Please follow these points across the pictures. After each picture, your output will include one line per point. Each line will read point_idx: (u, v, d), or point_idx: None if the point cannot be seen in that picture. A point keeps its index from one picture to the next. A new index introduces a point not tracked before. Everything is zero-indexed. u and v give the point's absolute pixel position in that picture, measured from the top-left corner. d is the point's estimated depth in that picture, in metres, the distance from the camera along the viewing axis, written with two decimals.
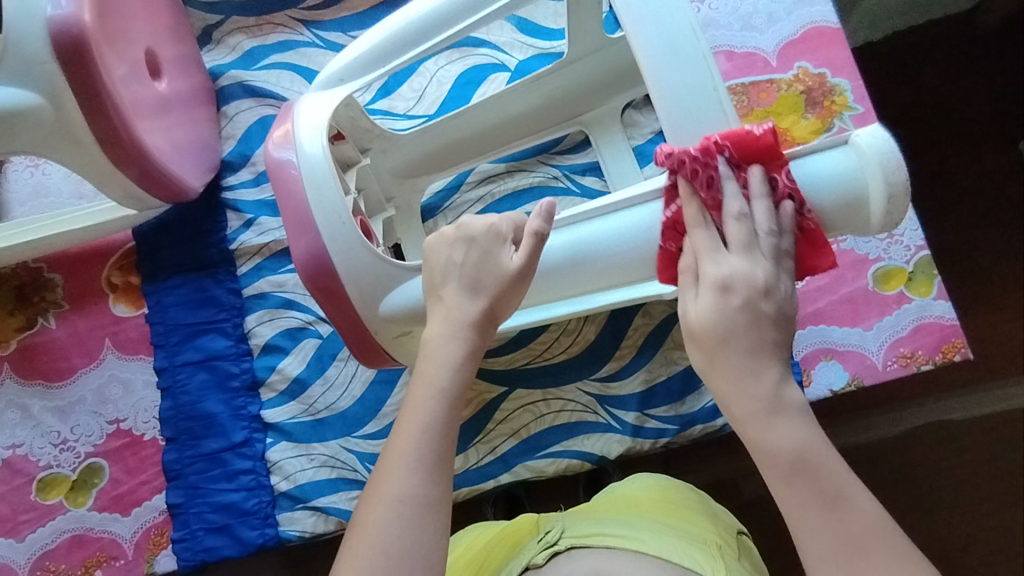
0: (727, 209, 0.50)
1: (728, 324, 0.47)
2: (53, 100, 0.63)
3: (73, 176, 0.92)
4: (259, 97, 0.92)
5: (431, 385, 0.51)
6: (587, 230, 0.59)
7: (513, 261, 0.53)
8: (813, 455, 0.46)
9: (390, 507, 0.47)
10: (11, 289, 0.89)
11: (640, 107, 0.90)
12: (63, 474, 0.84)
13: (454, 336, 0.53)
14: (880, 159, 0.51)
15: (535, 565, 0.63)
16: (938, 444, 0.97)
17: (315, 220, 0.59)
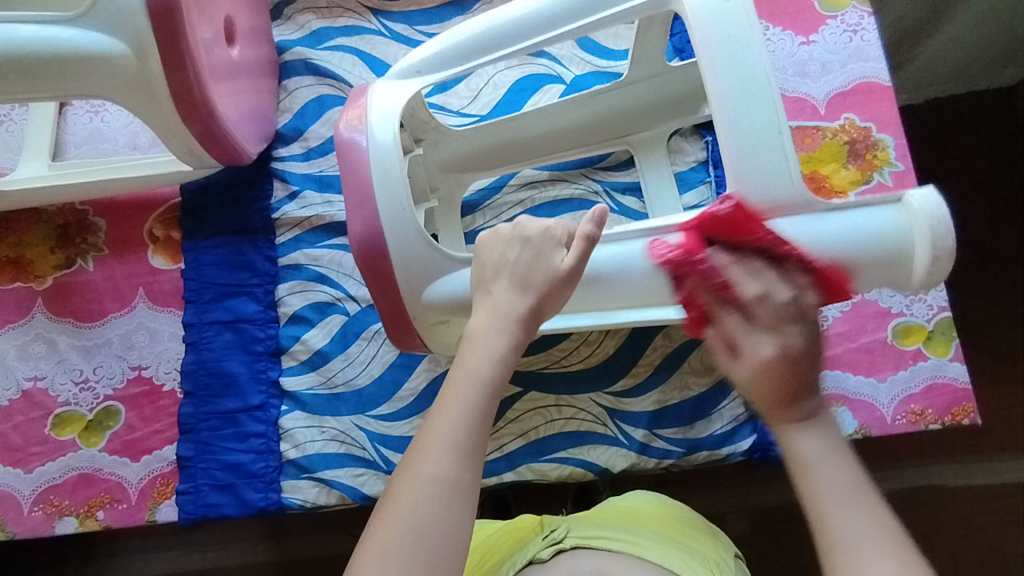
0: (742, 290, 0.53)
1: (774, 375, 0.51)
2: (137, 51, 0.66)
3: (131, 127, 0.95)
4: (320, 76, 0.95)
5: (472, 373, 0.53)
6: (637, 247, 0.62)
7: (567, 262, 0.55)
8: (831, 464, 0.50)
9: (424, 486, 0.49)
10: (55, 227, 0.92)
11: (687, 134, 0.92)
12: (80, 413, 0.86)
13: (499, 330, 0.55)
14: (930, 222, 0.56)
15: (540, 560, 0.66)
16: (931, 508, 0.98)
17: (375, 199, 0.62)
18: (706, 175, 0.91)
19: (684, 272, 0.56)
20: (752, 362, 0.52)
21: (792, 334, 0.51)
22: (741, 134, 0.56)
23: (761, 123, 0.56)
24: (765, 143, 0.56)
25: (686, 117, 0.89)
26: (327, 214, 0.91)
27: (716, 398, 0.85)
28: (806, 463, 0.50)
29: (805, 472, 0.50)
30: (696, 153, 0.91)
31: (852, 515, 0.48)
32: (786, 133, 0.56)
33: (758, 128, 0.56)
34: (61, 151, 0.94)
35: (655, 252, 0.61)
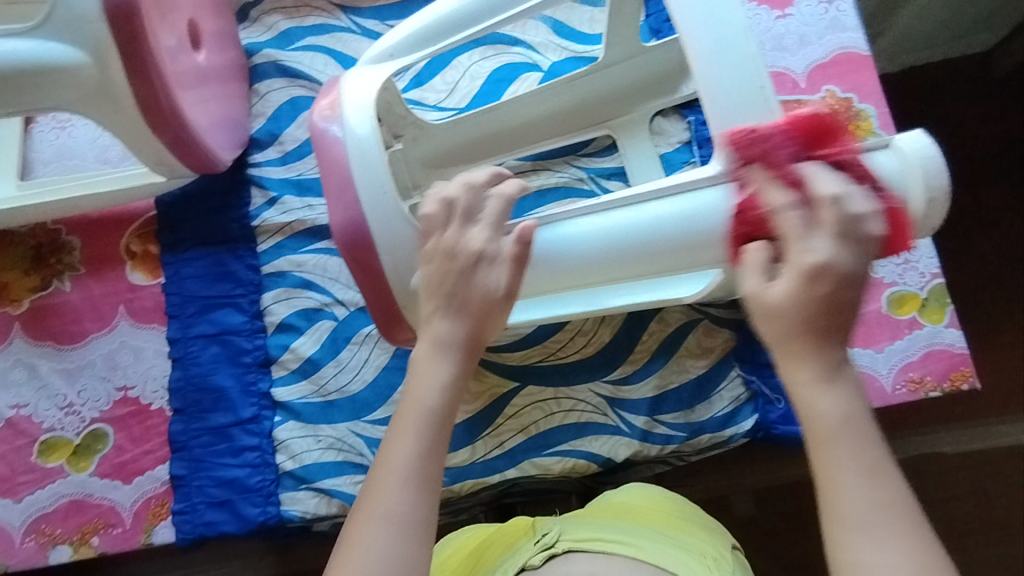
0: (814, 186, 0.46)
1: (803, 311, 0.44)
2: (98, 61, 0.63)
3: (100, 141, 0.92)
4: (292, 78, 0.93)
5: (420, 405, 0.54)
6: (621, 218, 0.59)
7: (500, 281, 0.55)
8: (854, 429, 0.44)
9: (379, 524, 0.50)
10: (28, 249, 0.89)
11: (669, 115, 0.91)
12: (66, 438, 0.83)
13: (442, 357, 0.55)
14: (922, 164, 0.53)
15: (532, 566, 0.65)
16: (930, 476, 0.98)
17: (358, 193, 0.59)
18: (689, 155, 0.89)
19: (756, 160, 0.50)
20: (796, 270, 0.44)
21: (849, 249, 0.44)
22: (725, 96, 0.53)
23: (747, 85, 0.52)
24: (751, 103, 0.52)
25: (667, 96, 0.88)
26: (308, 218, 0.89)
27: (715, 379, 0.84)
28: (834, 427, 0.44)
29: (827, 434, 0.45)
30: (679, 134, 0.90)
31: (863, 485, 0.44)
32: (773, 95, 0.53)
33: (741, 86, 0.52)
34: (29, 170, 0.91)
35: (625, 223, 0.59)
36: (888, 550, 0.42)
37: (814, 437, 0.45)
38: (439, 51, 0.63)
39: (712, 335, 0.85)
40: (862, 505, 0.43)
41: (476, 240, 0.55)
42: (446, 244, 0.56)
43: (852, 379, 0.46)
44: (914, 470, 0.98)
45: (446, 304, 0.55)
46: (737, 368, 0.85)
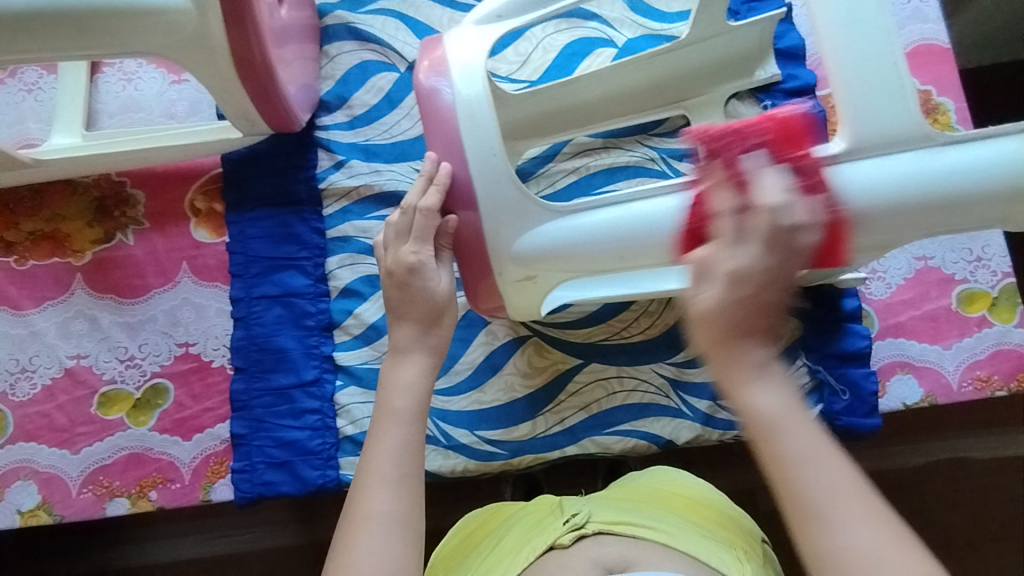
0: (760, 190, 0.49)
1: (731, 314, 0.47)
2: (199, 6, 0.61)
3: (166, 95, 0.91)
4: (363, 41, 0.92)
5: (389, 409, 0.59)
6: (583, 222, 0.59)
7: (444, 284, 0.63)
8: (791, 420, 0.47)
9: (367, 524, 0.54)
10: (92, 200, 0.88)
11: (744, 98, 0.90)
12: (127, 391, 0.83)
13: (405, 358, 0.61)
14: None
15: (561, 546, 0.64)
16: (962, 481, 0.97)
17: (467, 152, 0.59)
18: None
19: (719, 155, 0.53)
20: (726, 278, 0.47)
21: (768, 252, 0.47)
22: (852, 63, 0.52)
23: (875, 56, 0.52)
24: (882, 76, 0.52)
25: (742, 79, 0.88)
26: (376, 183, 0.88)
27: (781, 367, 0.84)
28: (766, 422, 0.47)
29: (765, 430, 0.47)
30: (754, 118, 0.89)
31: (821, 472, 0.46)
32: (902, 69, 0.52)
33: (873, 58, 0.52)
34: (94, 121, 0.90)
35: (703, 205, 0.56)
36: (858, 529, 0.45)
37: (755, 438, 0.48)
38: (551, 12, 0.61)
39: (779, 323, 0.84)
40: (824, 498, 0.46)
41: (407, 255, 0.61)
42: (389, 264, 0.62)
43: (783, 370, 0.49)
44: (944, 473, 0.96)
45: (397, 314, 0.63)
46: (803, 357, 0.84)
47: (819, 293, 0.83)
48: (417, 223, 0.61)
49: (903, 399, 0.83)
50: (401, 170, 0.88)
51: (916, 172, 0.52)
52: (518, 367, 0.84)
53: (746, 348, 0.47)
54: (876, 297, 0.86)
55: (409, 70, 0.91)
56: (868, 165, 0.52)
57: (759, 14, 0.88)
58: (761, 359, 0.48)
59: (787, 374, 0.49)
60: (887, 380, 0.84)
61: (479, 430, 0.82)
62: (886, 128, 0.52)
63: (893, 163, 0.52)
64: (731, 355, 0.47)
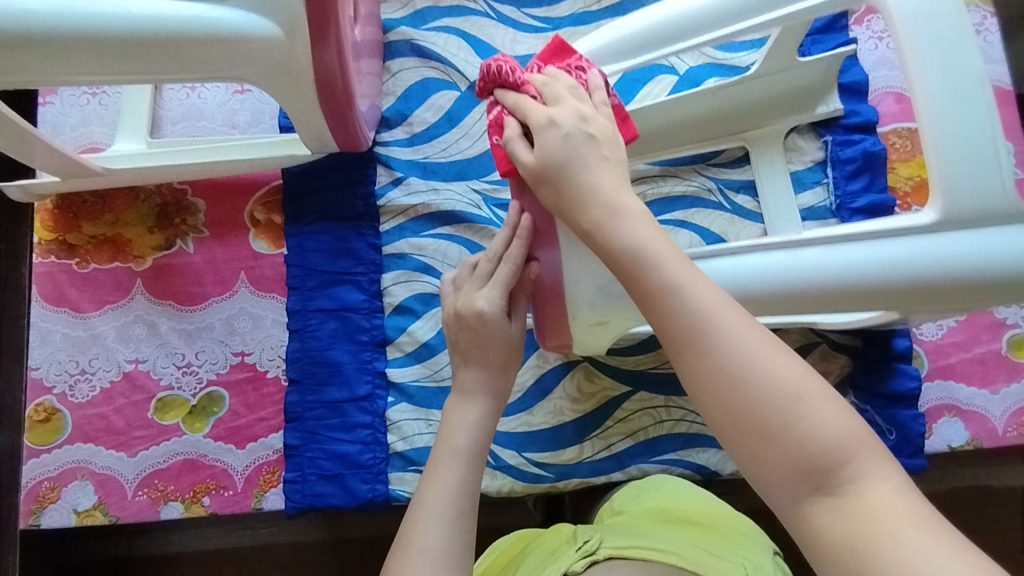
0: (535, 83, 0.55)
1: (562, 141, 0.50)
2: (290, 33, 0.62)
3: (229, 105, 0.92)
4: (425, 58, 0.92)
5: (452, 447, 0.58)
6: (810, 254, 0.56)
7: (515, 330, 0.62)
8: (656, 251, 0.45)
9: (415, 558, 0.52)
10: (153, 206, 0.89)
11: (804, 133, 0.90)
12: (183, 397, 0.85)
13: (471, 401, 0.61)
14: None
15: (573, 573, 0.60)
16: (985, 512, 0.97)
17: None
18: (823, 176, 0.89)
19: (501, 75, 0.55)
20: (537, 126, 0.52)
21: (576, 109, 0.53)
22: (952, 140, 0.52)
23: (976, 133, 0.51)
24: (980, 155, 0.51)
25: (807, 112, 0.88)
26: (433, 202, 0.88)
27: None
28: (631, 252, 0.45)
29: (628, 260, 0.45)
30: (813, 153, 0.90)
31: (698, 296, 0.42)
32: (1004, 147, 0.51)
33: (972, 131, 0.51)
34: (157, 127, 0.91)
35: (813, 263, 0.56)
36: (736, 335, 0.40)
37: (624, 275, 0.46)
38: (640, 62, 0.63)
39: (829, 360, 0.85)
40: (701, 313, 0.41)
41: (480, 300, 0.60)
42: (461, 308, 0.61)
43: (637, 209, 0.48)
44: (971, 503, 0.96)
45: (463, 356, 0.62)
46: (850, 396, 0.85)
47: (873, 334, 0.83)
48: (500, 273, 0.60)
49: (949, 441, 0.84)
50: (459, 190, 0.89)
51: (1003, 247, 0.52)
52: (568, 392, 0.85)
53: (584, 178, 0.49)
54: (927, 339, 0.86)
55: (470, 90, 0.92)
56: (960, 239, 0.53)
57: (822, 48, 0.89)
58: (603, 190, 0.49)
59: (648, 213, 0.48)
60: (933, 421, 0.84)
61: (527, 452, 0.83)
62: (980, 202, 0.52)
63: (984, 238, 0.52)
64: (583, 200, 0.49)
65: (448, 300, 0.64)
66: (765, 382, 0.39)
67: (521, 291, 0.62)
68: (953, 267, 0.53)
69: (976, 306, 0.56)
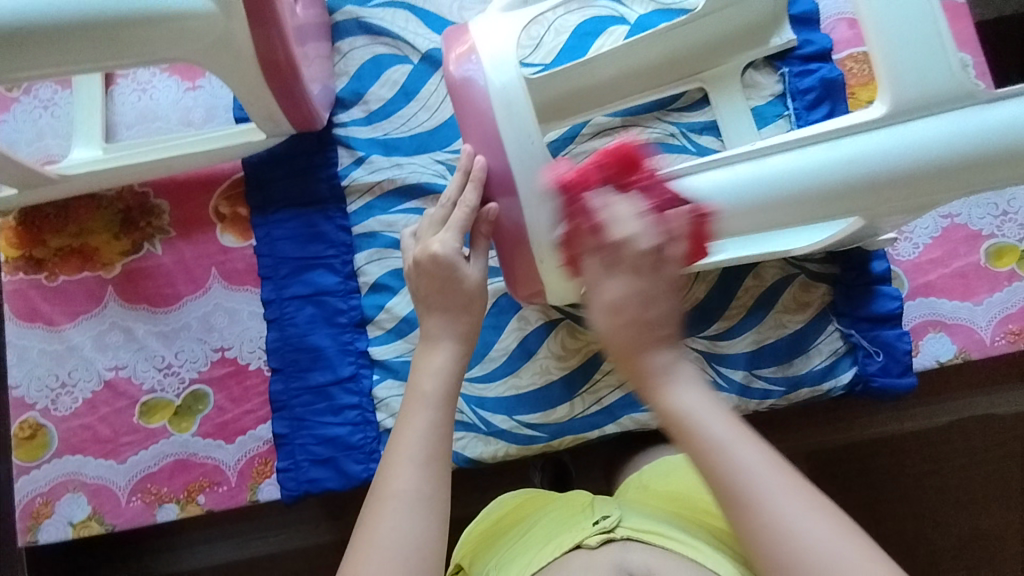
0: (624, 227, 0.53)
1: (641, 290, 0.53)
2: (224, 10, 0.61)
3: (182, 103, 0.91)
4: (374, 35, 0.92)
5: (421, 393, 0.58)
6: (742, 171, 0.57)
7: (473, 274, 0.63)
8: (702, 408, 0.52)
9: (388, 501, 0.53)
10: (116, 212, 0.88)
11: (760, 68, 0.90)
12: (167, 399, 0.84)
13: (436, 345, 0.61)
14: None
15: (587, 546, 0.63)
16: (994, 438, 0.93)
17: (503, 139, 0.59)
18: (784, 108, 0.89)
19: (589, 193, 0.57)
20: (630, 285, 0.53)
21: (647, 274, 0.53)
22: (893, 28, 0.54)
23: (914, 18, 0.53)
24: (920, 38, 0.54)
25: (758, 47, 0.88)
26: (397, 176, 0.88)
27: (812, 333, 0.84)
28: (684, 422, 0.52)
29: (682, 428, 0.52)
30: (772, 87, 0.89)
31: (775, 495, 0.48)
32: (943, 29, 0.54)
33: (910, 16, 0.53)
34: (112, 133, 0.91)
35: (748, 178, 0.57)
36: (789, 499, 0.48)
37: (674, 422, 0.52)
38: None
39: (808, 290, 0.85)
40: (754, 474, 0.49)
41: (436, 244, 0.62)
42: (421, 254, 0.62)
43: (692, 369, 0.55)
44: (959, 433, 0.93)
45: (426, 305, 0.63)
46: (834, 322, 0.84)
47: (848, 257, 0.82)
48: (453, 215, 0.63)
49: (937, 356, 0.84)
50: (422, 162, 0.88)
51: (958, 132, 0.53)
52: (553, 350, 0.85)
53: (651, 355, 0.53)
54: (904, 258, 0.86)
55: (422, 61, 0.91)
56: (914, 127, 0.54)
57: None
58: (661, 364, 0.53)
59: (700, 377, 0.54)
60: (919, 339, 0.84)
61: (518, 415, 0.83)
62: (927, 86, 0.53)
63: (941, 121, 0.54)
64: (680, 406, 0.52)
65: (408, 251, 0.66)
66: (814, 541, 0.46)
67: (479, 233, 0.63)
68: (914, 153, 0.54)
69: (932, 201, 0.56)
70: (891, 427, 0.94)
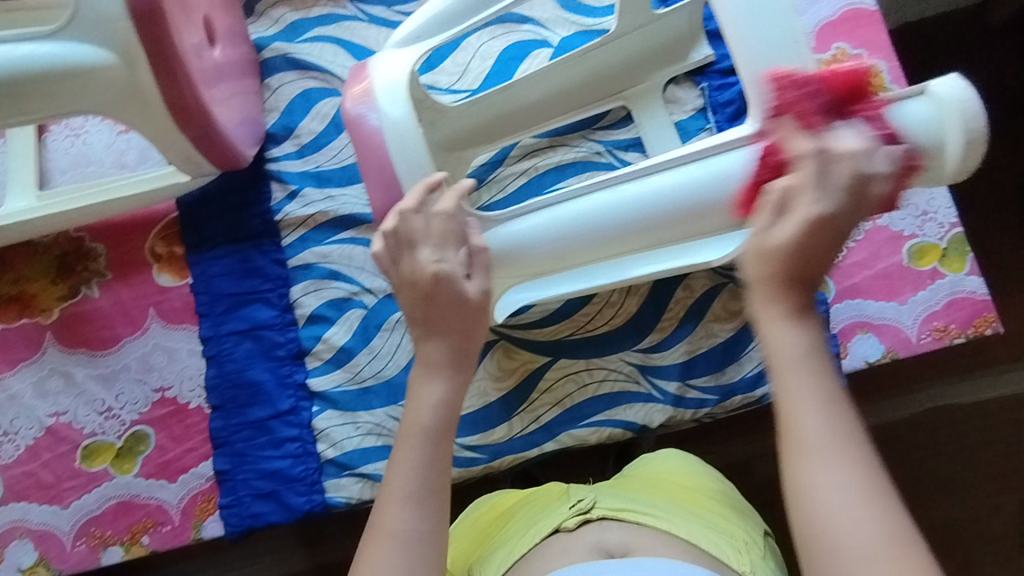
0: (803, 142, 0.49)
1: (799, 255, 0.46)
2: (127, 62, 0.63)
3: (115, 146, 0.93)
4: (302, 70, 0.93)
5: (417, 425, 0.56)
6: (559, 212, 0.65)
7: (474, 290, 0.58)
8: (805, 365, 0.46)
9: (385, 539, 0.52)
10: (53, 258, 0.89)
11: (681, 82, 0.92)
12: (108, 441, 0.84)
13: (434, 375, 0.58)
14: (961, 107, 0.55)
15: (566, 529, 0.65)
16: (951, 429, 0.92)
17: (400, 174, 0.62)
18: (705, 122, 0.91)
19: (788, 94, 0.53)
20: (798, 220, 0.46)
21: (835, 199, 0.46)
22: (760, 51, 0.58)
23: (778, 43, 0.58)
24: (786, 59, 0.57)
25: (678, 63, 0.90)
26: (331, 209, 0.89)
27: (742, 341, 0.85)
28: (783, 362, 0.47)
29: (783, 367, 0.47)
30: (693, 101, 0.91)
31: (834, 474, 0.44)
32: (806, 53, 0.58)
33: (772, 40, 0.58)
34: (47, 180, 0.91)
35: (566, 219, 0.65)
36: (842, 479, 0.44)
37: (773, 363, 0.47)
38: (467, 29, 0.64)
39: (737, 299, 0.86)
40: (824, 444, 0.45)
41: (428, 264, 0.57)
42: (404, 274, 0.58)
43: (807, 317, 0.48)
44: (916, 427, 0.93)
45: (423, 330, 0.58)
46: None
47: None
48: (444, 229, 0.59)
49: (866, 357, 0.86)
50: (354, 193, 0.89)
51: None
52: (490, 371, 0.86)
53: (778, 293, 0.47)
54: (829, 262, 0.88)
55: None
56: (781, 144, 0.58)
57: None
58: (785, 305, 0.47)
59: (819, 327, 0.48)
60: (847, 341, 0.86)
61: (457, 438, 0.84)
62: None
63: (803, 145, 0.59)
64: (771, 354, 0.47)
65: (392, 277, 0.59)
66: (844, 528, 0.43)
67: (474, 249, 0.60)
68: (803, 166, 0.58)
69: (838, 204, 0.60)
70: (892, 415, 0.93)
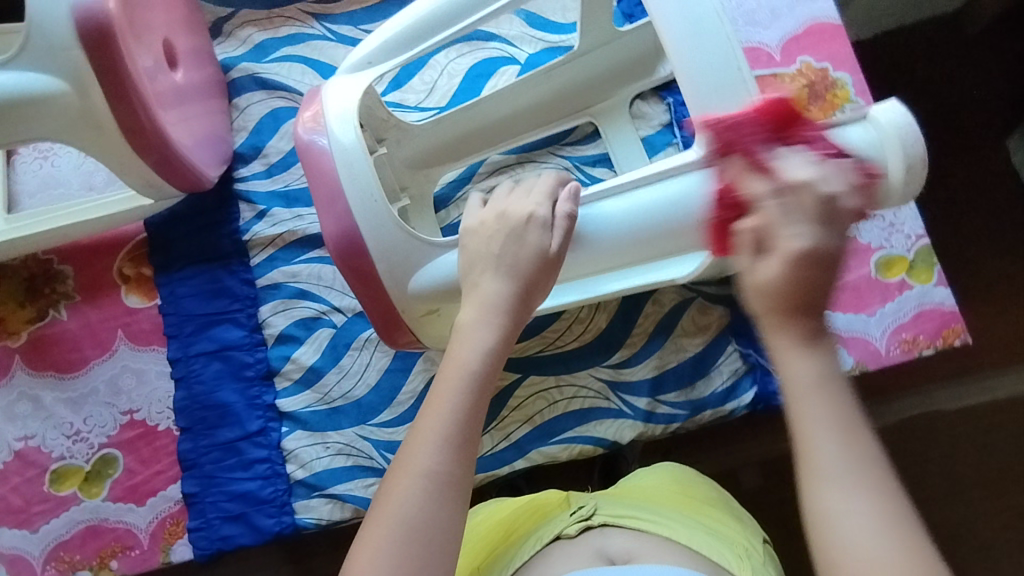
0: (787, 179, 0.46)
1: (793, 284, 0.41)
2: (78, 89, 0.66)
3: (84, 168, 0.93)
4: (271, 89, 0.93)
5: (462, 367, 0.53)
6: (636, 197, 0.61)
7: (554, 245, 0.59)
8: (824, 392, 0.42)
9: (415, 481, 0.49)
10: (21, 281, 0.89)
11: (647, 98, 0.92)
12: (76, 465, 0.84)
13: (483, 321, 0.56)
14: (901, 131, 0.57)
15: (567, 536, 0.63)
16: (926, 436, 0.93)
17: (348, 198, 0.63)
18: (672, 137, 0.91)
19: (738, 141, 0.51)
20: (785, 256, 0.41)
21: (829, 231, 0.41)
22: (700, 74, 0.58)
23: (720, 65, 0.58)
24: (726, 81, 0.57)
25: (645, 78, 0.89)
26: (299, 228, 0.89)
27: (712, 355, 0.85)
28: (803, 389, 0.42)
29: (803, 394, 0.42)
30: (660, 116, 0.91)
31: (855, 512, 0.40)
32: (747, 74, 0.58)
33: (716, 65, 0.58)
34: (14, 203, 0.91)
35: (642, 206, 0.60)
36: (862, 509, 0.39)
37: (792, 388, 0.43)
38: (415, 56, 0.65)
39: (706, 313, 0.86)
40: (843, 478, 0.40)
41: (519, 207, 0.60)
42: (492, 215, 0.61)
43: (828, 342, 0.43)
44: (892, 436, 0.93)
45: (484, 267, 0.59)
46: (733, 343, 0.86)
47: None
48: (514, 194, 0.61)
49: None
50: None
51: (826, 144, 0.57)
52: None
53: (804, 317, 0.42)
54: None
55: None
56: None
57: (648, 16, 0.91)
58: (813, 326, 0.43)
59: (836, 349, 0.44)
60: None
61: None
62: None
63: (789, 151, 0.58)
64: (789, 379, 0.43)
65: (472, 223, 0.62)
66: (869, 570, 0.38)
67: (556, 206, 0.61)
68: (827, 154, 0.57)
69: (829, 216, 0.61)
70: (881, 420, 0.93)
